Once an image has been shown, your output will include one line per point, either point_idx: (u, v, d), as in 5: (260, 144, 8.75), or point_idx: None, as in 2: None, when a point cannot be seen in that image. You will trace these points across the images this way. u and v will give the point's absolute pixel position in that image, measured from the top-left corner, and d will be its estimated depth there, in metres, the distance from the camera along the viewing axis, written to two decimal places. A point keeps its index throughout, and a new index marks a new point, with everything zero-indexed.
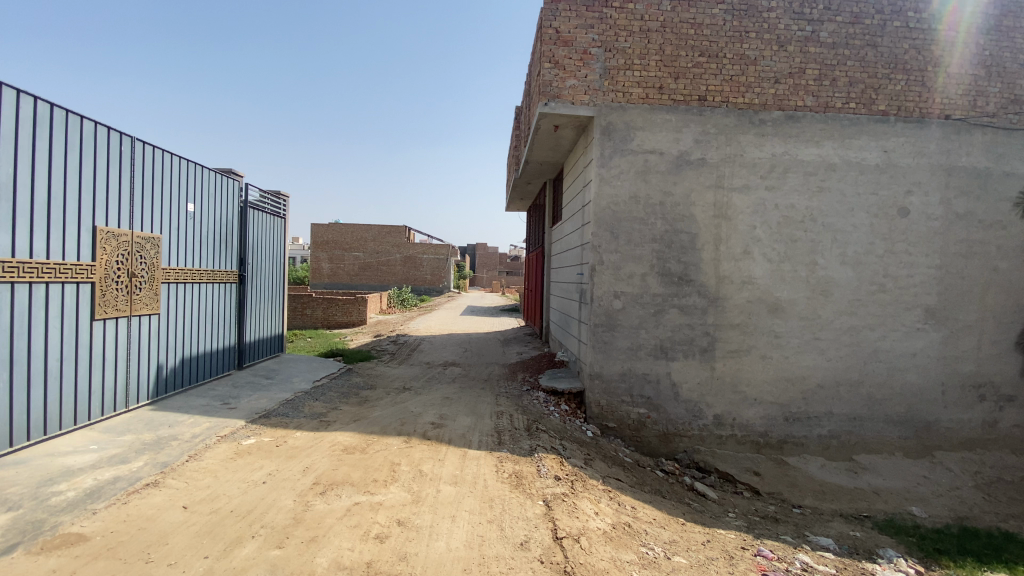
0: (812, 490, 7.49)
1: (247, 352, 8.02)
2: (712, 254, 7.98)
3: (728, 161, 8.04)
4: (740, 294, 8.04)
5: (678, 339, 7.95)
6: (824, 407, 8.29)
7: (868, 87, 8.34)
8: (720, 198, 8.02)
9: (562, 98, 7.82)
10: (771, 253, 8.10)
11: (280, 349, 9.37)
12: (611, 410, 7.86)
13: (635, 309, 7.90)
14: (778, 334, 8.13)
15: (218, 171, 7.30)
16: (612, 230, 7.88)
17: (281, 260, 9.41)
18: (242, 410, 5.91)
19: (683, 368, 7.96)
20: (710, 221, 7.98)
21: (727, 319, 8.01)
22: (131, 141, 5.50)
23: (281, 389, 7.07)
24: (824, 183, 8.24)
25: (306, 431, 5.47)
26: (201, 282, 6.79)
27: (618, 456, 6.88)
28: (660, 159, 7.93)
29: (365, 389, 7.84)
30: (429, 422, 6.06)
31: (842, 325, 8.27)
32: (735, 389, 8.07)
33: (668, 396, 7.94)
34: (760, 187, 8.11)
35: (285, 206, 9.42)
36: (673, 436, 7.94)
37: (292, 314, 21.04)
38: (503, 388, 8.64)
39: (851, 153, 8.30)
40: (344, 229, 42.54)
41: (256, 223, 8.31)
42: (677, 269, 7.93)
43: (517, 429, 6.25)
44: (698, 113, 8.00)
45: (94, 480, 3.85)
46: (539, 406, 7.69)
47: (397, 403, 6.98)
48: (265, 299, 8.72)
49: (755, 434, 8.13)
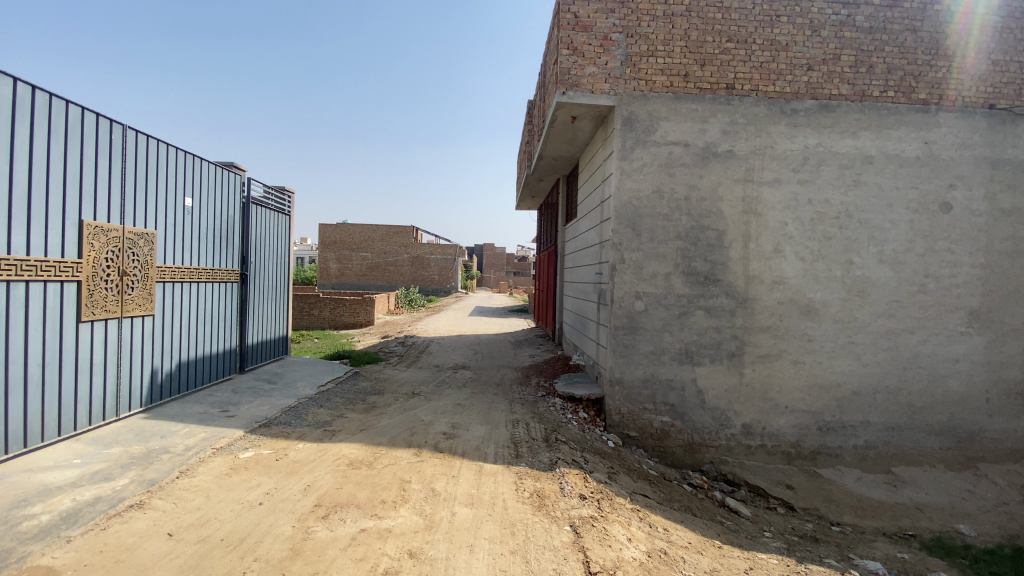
0: (850, 506, 6.98)
1: (250, 355, 7.64)
2: (741, 252, 7.49)
3: (758, 153, 7.56)
4: (771, 295, 7.54)
5: (705, 343, 7.47)
6: (860, 416, 7.77)
7: (906, 75, 7.81)
8: (749, 192, 7.52)
9: (580, 87, 7.36)
10: (804, 251, 7.60)
11: (285, 352, 9.00)
12: (632, 418, 7.40)
13: (658, 310, 7.43)
14: (811, 338, 7.62)
15: (219, 164, 6.95)
16: (633, 226, 7.41)
17: (286, 259, 9.04)
18: (241, 418, 5.52)
19: (709, 374, 7.48)
20: (739, 217, 7.50)
21: (757, 322, 7.52)
22: (123, 129, 5.12)
23: (283, 394, 6.69)
24: (861, 176, 7.72)
25: (309, 442, 5.06)
26: (200, 282, 6.42)
27: (642, 468, 6.42)
28: (686, 151, 7.45)
29: (372, 394, 7.43)
30: (441, 432, 5.64)
31: (880, 328, 7.74)
32: (765, 396, 7.57)
33: (693, 403, 7.46)
34: (792, 180, 7.61)
35: (290, 203, 9.07)
36: (699, 446, 7.46)
37: (299, 315, 20.73)
38: (517, 394, 8.19)
39: (889, 144, 7.78)
40: (352, 229, 42.33)
41: (259, 220, 7.95)
42: (703, 268, 7.45)
43: (535, 440, 5.82)
44: (726, 102, 7.52)
45: (72, 500, 3.46)
46: (556, 414, 7.24)
47: (407, 410, 6.56)
48: (269, 300, 8.34)
49: (787, 444, 7.63)
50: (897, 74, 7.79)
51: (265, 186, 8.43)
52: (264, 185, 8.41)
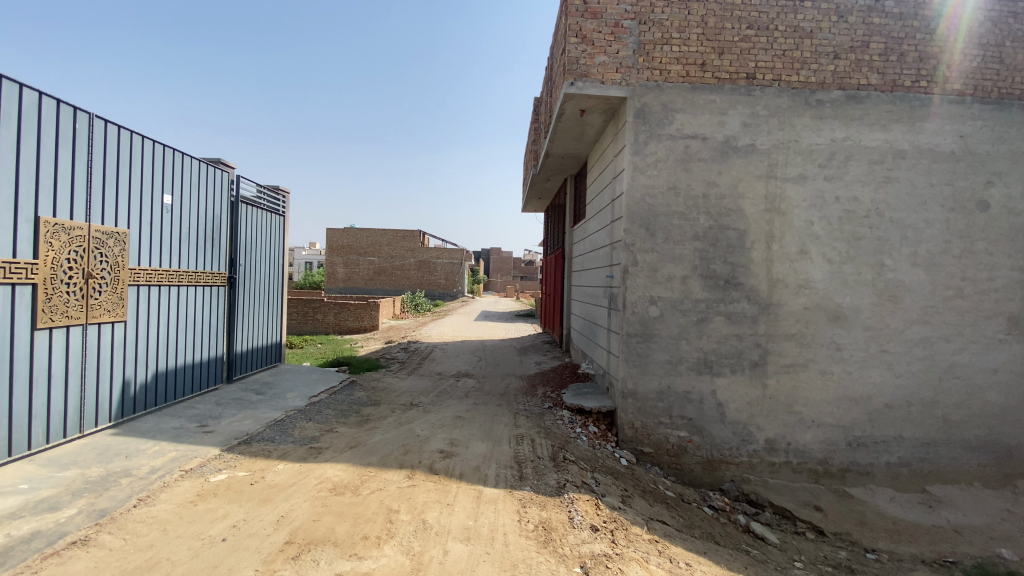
0: (886, 530, 6.38)
1: (239, 364, 7.17)
2: (763, 254, 6.95)
3: (781, 148, 7.03)
4: (796, 300, 6.99)
5: (725, 351, 6.93)
6: (893, 431, 7.16)
7: (939, 66, 7.23)
8: (772, 189, 6.99)
9: (590, 77, 6.87)
10: (831, 252, 7.04)
11: (279, 359, 8.54)
12: (647, 433, 6.86)
13: (674, 316, 6.90)
14: (840, 346, 7.05)
15: (205, 160, 6.53)
16: (648, 226, 6.90)
17: (281, 262, 8.60)
18: (220, 434, 5.06)
19: (730, 385, 6.93)
20: (761, 216, 6.96)
21: (781, 329, 6.97)
22: (90, 119, 4.70)
23: (270, 406, 6.22)
24: (892, 172, 7.15)
25: (291, 462, 4.59)
26: (181, 285, 5.98)
27: (658, 489, 5.89)
28: (703, 145, 6.94)
29: (367, 406, 6.95)
30: (438, 450, 5.14)
31: (914, 336, 7.16)
32: (790, 409, 7.01)
33: (712, 417, 6.92)
34: (818, 176, 7.07)
35: (285, 202, 8.64)
36: (719, 463, 6.91)
37: (303, 319, 20.37)
38: (522, 405, 7.68)
39: (922, 138, 7.22)
40: (358, 233, 42.09)
41: (249, 220, 7.51)
42: (723, 271, 6.92)
43: (542, 459, 5.30)
44: (746, 93, 7.00)
45: (5, 536, 3.01)
46: (564, 428, 6.72)
47: (403, 424, 6.06)
48: (261, 305, 7.90)
49: (813, 461, 7.04)
50: (931, 66, 7.23)
51: (258, 185, 8.02)
52: (257, 184, 7.99)
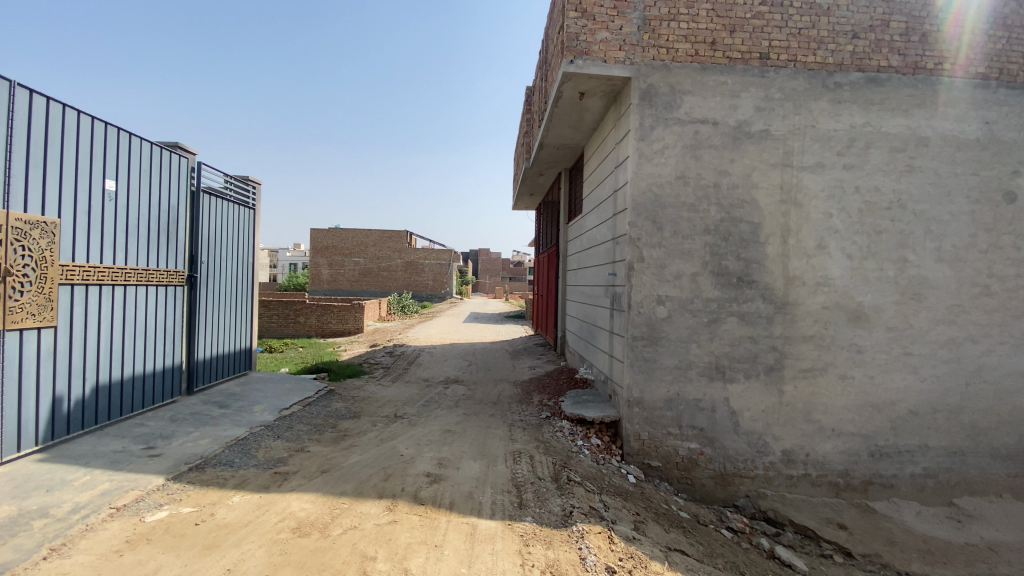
0: (916, 549, 5.86)
1: (201, 373, 6.42)
2: (779, 249, 6.40)
3: (797, 134, 6.48)
4: (814, 299, 6.45)
5: (739, 355, 6.35)
6: (917, 440, 6.67)
7: (964, 48, 6.75)
8: (788, 178, 6.44)
9: (591, 55, 6.20)
10: (851, 247, 6.52)
11: (249, 368, 7.78)
12: (655, 445, 6.24)
13: (684, 317, 6.30)
14: (861, 348, 6.53)
15: (161, 144, 5.79)
16: (654, 219, 6.29)
17: (251, 259, 7.83)
18: (166, 460, 4.31)
19: (744, 392, 6.35)
20: (777, 208, 6.40)
21: (798, 330, 6.42)
22: (9, 86, 3.97)
23: (233, 422, 5.48)
24: (915, 161, 6.66)
25: (249, 493, 3.89)
26: (129, 285, 5.22)
27: (671, 510, 5.28)
28: (715, 131, 6.36)
29: (345, 419, 6.24)
30: (424, 473, 4.46)
31: (938, 337, 6.66)
32: (808, 418, 6.47)
33: (725, 427, 6.34)
34: (837, 165, 6.54)
35: (255, 194, 7.88)
36: (732, 477, 6.34)
37: (284, 322, 19.50)
38: (517, 416, 7.01)
39: (946, 125, 6.74)
40: (344, 234, 41.09)
41: (213, 212, 6.75)
42: (736, 268, 6.34)
43: (543, 481, 4.65)
44: (760, 75, 6.44)
45: None
46: (564, 442, 6.06)
47: (384, 441, 5.37)
48: (229, 307, 7.15)
49: (834, 473, 6.52)
50: (957, 48, 6.74)
51: (226, 175, 7.28)
52: (225, 174, 7.25)
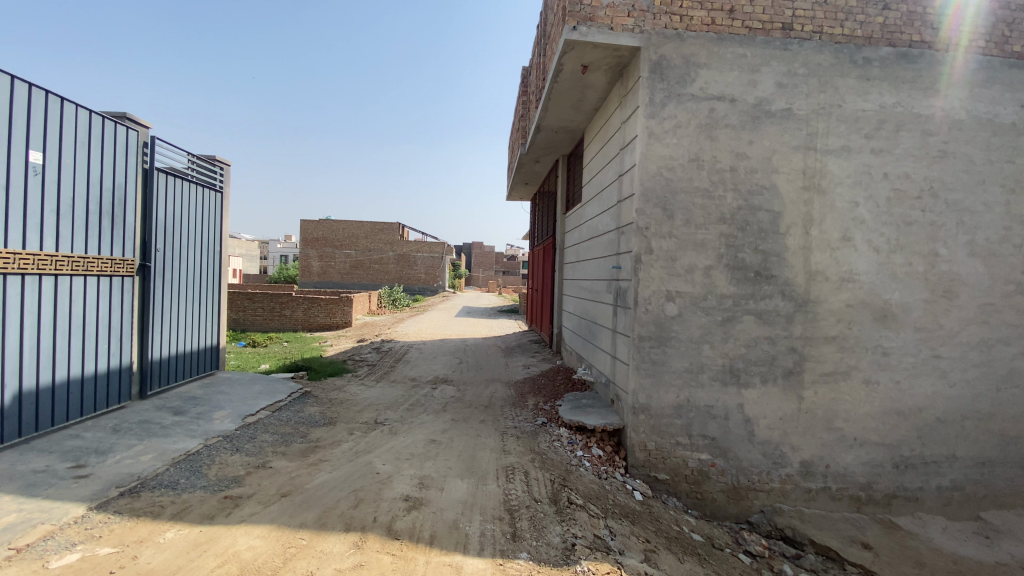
0: (948, 571, 5.34)
1: (155, 375, 5.72)
2: (801, 241, 5.80)
3: (822, 113, 5.87)
4: (838, 296, 5.87)
5: (755, 358, 5.76)
6: (944, 449, 6.13)
7: (970, 28, 6.11)
8: (811, 162, 5.83)
9: (596, 22, 5.52)
10: (878, 239, 5.94)
11: (216, 367, 7.10)
12: (662, 456, 5.64)
13: (695, 316, 5.69)
14: (887, 351, 5.96)
15: (104, 113, 5.05)
16: (665, 206, 5.65)
17: (218, 247, 7.12)
18: (94, 484, 3.64)
19: (761, 399, 5.77)
20: (799, 195, 5.80)
21: (820, 330, 5.84)
22: None
23: (186, 432, 4.81)
24: (948, 146, 6.07)
25: (188, 526, 3.24)
26: (61, 275, 4.50)
27: (683, 532, 4.69)
28: (732, 109, 5.72)
29: (319, 427, 5.59)
30: (402, 497, 3.83)
31: (969, 339, 6.11)
32: (829, 426, 5.90)
33: (739, 436, 5.76)
34: (864, 149, 5.94)
35: (223, 175, 7.16)
36: (745, 491, 5.78)
37: (269, 315, 18.73)
38: (511, 422, 6.38)
39: (982, 107, 6.13)
40: (335, 225, 40.19)
41: (171, 193, 6.02)
42: (753, 261, 5.73)
43: (540, 504, 4.04)
44: (783, 47, 5.80)
45: None
46: (563, 453, 5.45)
47: (360, 455, 4.72)
48: (191, 300, 6.44)
49: (855, 486, 5.98)
50: (961, 28, 6.10)
51: (189, 153, 6.55)
52: (188, 152, 6.51)
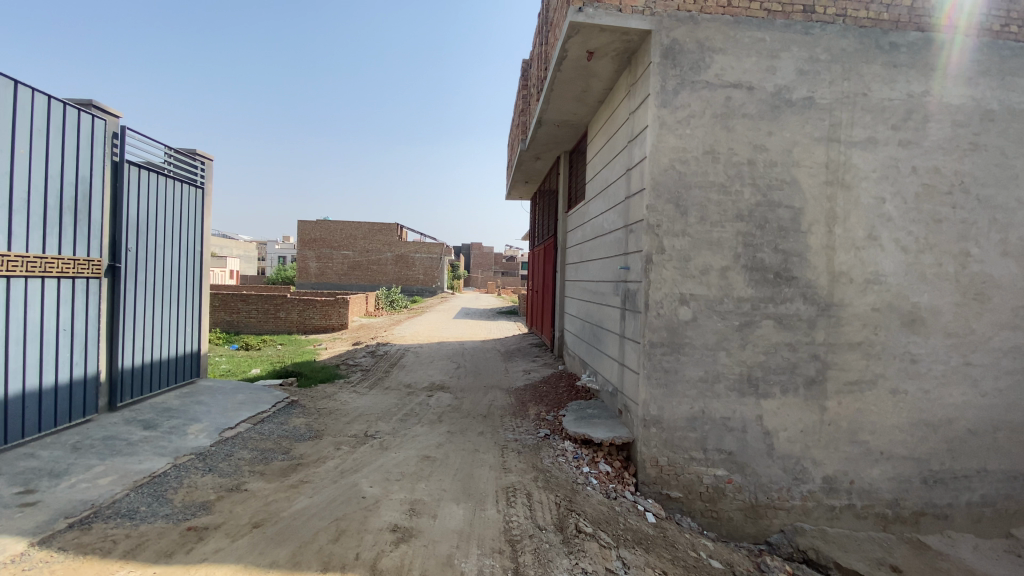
0: None
1: (126, 385, 5.28)
2: (824, 240, 5.39)
3: (845, 102, 5.46)
4: (863, 299, 5.45)
5: (775, 366, 5.34)
6: (976, 463, 5.71)
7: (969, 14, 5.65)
8: (834, 155, 5.42)
9: (604, 3, 5.10)
10: (905, 238, 5.53)
11: (196, 375, 6.66)
12: (675, 473, 5.22)
13: (710, 320, 5.27)
14: (915, 358, 5.55)
15: (67, 100, 4.61)
16: (678, 203, 5.23)
17: (198, 247, 6.68)
18: (40, 514, 3.19)
19: (781, 410, 5.35)
20: (822, 190, 5.39)
21: (844, 336, 5.42)
22: None
23: (155, 450, 4.37)
24: (979, 137, 5.66)
25: (141, 567, 2.80)
26: (13, 277, 4.05)
27: (702, 560, 4.27)
28: (750, 97, 5.31)
29: (303, 441, 5.16)
30: (390, 527, 3.40)
31: (1002, 345, 5.69)
32: (854, 439, 5.49)
33: (757, 451, 5.34)
34: (891, 141, 5.53)
35: (204, 170, 6.73)
36: (764, 510, 5.36)
37: (264, 318, 18.31)
38: (511, 434, 5.95)
39: (1016, 96, 5.71)
40: (332, 226, 39.75)
41: (144, 189, 5.58)
42: (773, 261, 5.32)
43: (545, 534, 3.62)
44: (804, 31, 5.39)
45: None
46: (568, 470, 5.02)
47: (346, 475, 4.29)
48: (167, 304, 6.00)
49: (881, 503, 5.58)
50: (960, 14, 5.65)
51: (167, 146, 6.12)
52: (165, 145, 6.08)
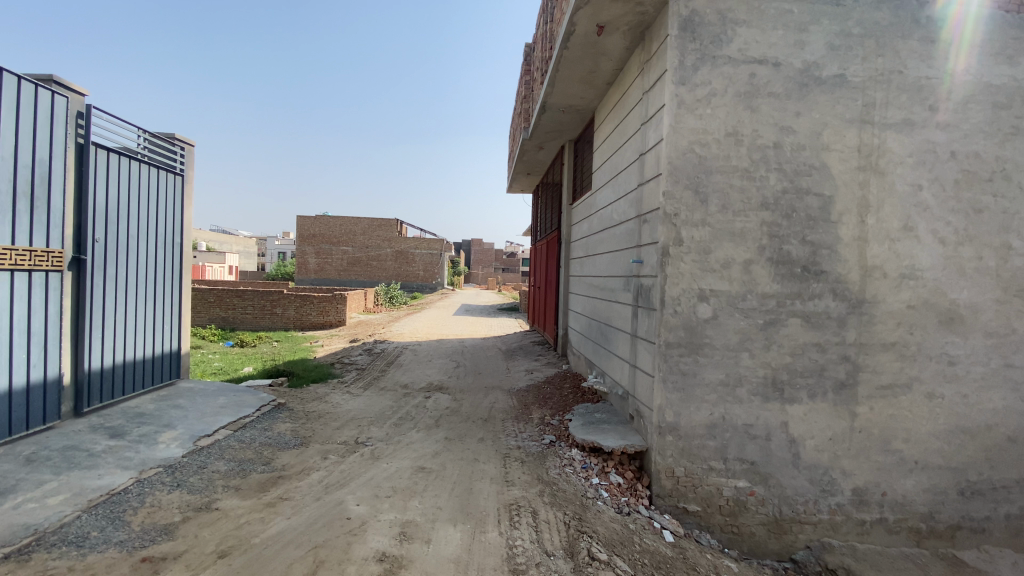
0: None
1: (93, 388, 4.84)
2: (855, 231, 4.94)
3: (879, 81, 4.99)
4: (898, 295, 5.00)
5: (801, 368, 4.89)
6: (1017, 473, 5.26)
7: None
8: (867, 138, 4.96)
9: None
10: (943, 229, 5.07)
11: (176, 376, 6.23)
12: (692, 484, 4.79)
13: (732, 319, 4.82)
14: (953, 360, 5.10)
15: (23, 73, 4.13)
16: (697, 190, 4.78)
17: (177, 239, 6.23)
18: None
19: (808, 416, 4.91)
20: (853, 176, 4.93)
21: (877, 336, 4.98)
22: None
23: (119, 462, 3.94)
24: (1022, 121, 5.16)
25: None
26: None
27: None
28: (776, 74, 4.84)
29: (287, 450, 4.72)
30: (377, 558, 2.96)
31: None
32: (886, 448, 5.05)
33: (781, 460, 4.91)
34: (928, 123, 5.06)
35: (183, 157, 6.26)
36: (789, 524, 4.93)
37: (260, 314, 17.88)
38: (514, 441, 5.51)
39: None
40: (331, 221, 39.27)
41: (114, 174, 5.11)
42: (800, 254, 4.87)
43: (554, 562, 3.19)
44: (835, 2, 4.91)
45: None
46: (577, 482, 4.58)
47: (331, 491, 3.85)
48: (142, 299, 5.55)
49: (914, 516, 5.15)
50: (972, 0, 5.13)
51: (142, 129, 5.66)
52: (140, 128, 5.62)
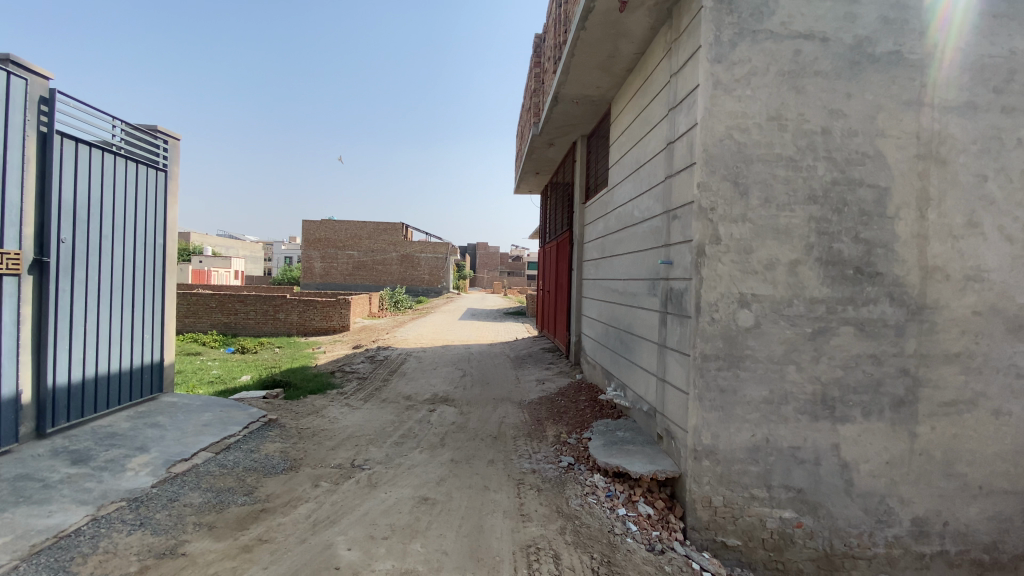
0: None
1: (59, 406, 4.34)
2: (914, 227, 4.36)
3: (939, 58, 4.42)
4: (962, 300, 4.41)
5: (855, 383, 4.31)
6: None
7: None
8: (926, 123, 4.39)
9: None
10: (1013, 225, 4.46)
11: (157, 390, 5.72)
12: (733, 515, 4.21)
13: (776, 327, 4.26)
14: None
15: None
16: (736, 182, 4.22)
17: (159, 240, 5.73)
18: None
19: (862, 437, 4.33)
20: (911, 166, 4.36)
21: (939, 346, 4.39)
22: None
23: (77, 495, 3.42)
24: None
25: None
26: None
27: None
28: (824, 51, 4.29)
29: (275, 477, 4.19)
30: None
31: None
32: (949, 472, 4.45)
33: (832, 488, 4.32)
34: (994, 106, 4.47)
35: (165, 151, 5.76)
36: (841, 560, 4.33)
37: (262, 319, 17.44)
38: (529, 464, 4.95)
39: None
40: (336, 225, 38.94)
41: (83, 166, 4.61)
42: (853, 253, 4.30)
43: None
44: None
45: None
46: (603, 515, 4.01)
47: (320, 530, 3.31)
48: (117, 306, 5.06)
49: (980, 550, 4.53)
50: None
51: (119, 120, 5.17)
52: (116, 118, 5.13)
